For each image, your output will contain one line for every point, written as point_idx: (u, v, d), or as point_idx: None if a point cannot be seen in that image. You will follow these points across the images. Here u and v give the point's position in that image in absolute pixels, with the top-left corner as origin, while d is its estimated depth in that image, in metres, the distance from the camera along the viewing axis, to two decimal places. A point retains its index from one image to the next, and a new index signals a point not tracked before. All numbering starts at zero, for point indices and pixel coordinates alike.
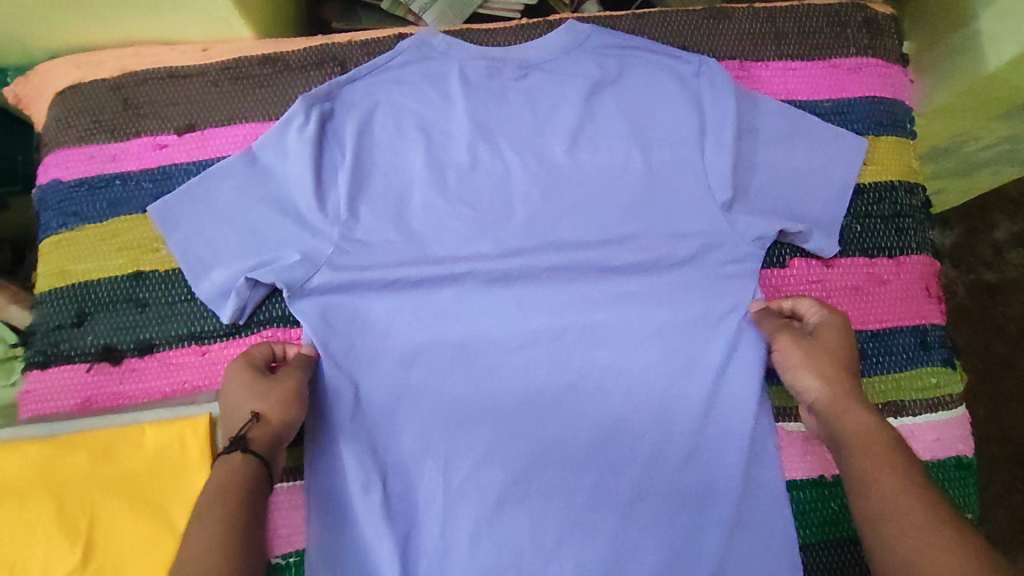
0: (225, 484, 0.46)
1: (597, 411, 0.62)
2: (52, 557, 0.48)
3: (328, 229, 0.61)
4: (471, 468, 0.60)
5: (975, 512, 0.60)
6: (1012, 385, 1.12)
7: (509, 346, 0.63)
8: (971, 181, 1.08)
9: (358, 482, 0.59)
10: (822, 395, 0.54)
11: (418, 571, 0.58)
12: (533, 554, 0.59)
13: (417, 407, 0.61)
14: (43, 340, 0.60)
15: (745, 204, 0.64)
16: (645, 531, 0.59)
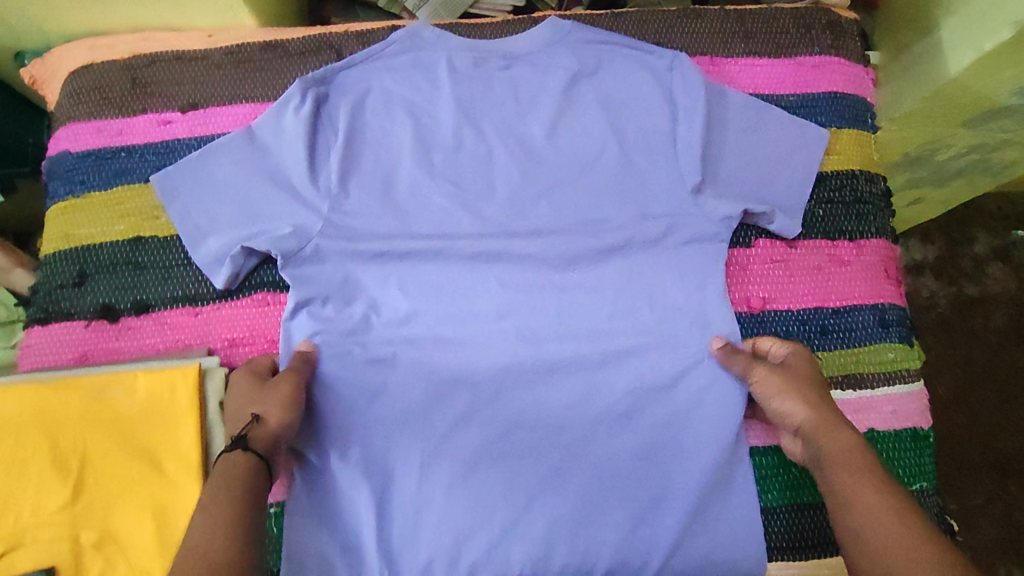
0: (227, 479, 0.47)
1: (571, 379, 0.65)
2: (43, 494, 0.51)
3: (319, 203, 0.65)
4: (451, 428, 0.63)
5: (931, 481, 0.62)
6: (993, 396, 1.18)
7: (489, 317, 0.67)
8: (944, 190, 1.14)
9: (338, 437, 0.62)
10: (804, 417, 0.55)
11: (393, 525, 0.61)
12: (506, 510, 0.61)
13: (401, 371, 0.64)
14: (44, 298, 0.62)
15: (714, 187, 0.67)
16: (614, 497, 0.62)
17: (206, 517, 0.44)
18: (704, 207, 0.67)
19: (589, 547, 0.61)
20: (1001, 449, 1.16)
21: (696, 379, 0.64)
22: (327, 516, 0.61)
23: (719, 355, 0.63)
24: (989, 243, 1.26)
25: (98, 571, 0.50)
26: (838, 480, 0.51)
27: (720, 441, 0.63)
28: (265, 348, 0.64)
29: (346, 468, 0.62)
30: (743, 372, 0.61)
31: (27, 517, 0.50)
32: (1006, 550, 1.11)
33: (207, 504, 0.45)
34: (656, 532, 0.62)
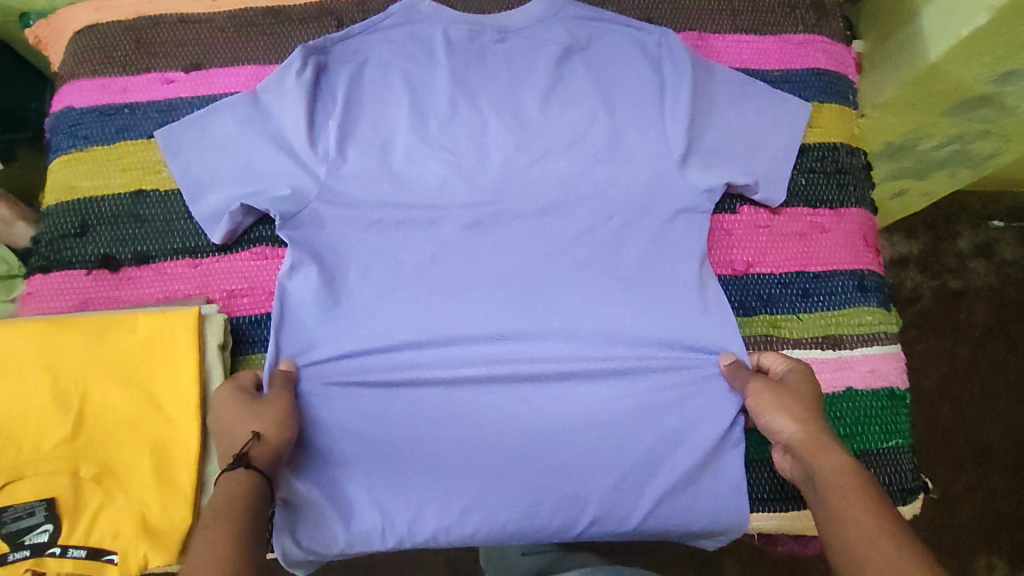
0: (230, 497, 0.46)
1: (563, 338, 0.67)
2: (45, 428, 0.52)
3: (316, 165, 0.67)
4: (447, 384, 0.65)
5: (906, 439, 0.64)
6: (975, 389, 1.27)
7: (485, 279, 0.68)
8: (927, 182, 1.18)
9: (335, 377, 0.64)
10: (797, 434, 0.54)
11: (387, 468, 0.63)
12: (501, 462, 0.64)
13: (394, 329, 0.66)
14: (46, 248, 0.64)
15: (700, 157, 0.70)
16: (604, 451, 0.64)
17: (211, 536, 0.43)
18: (691, 178, 0.69)
19: (577, 499, 0.63)
20: (982, 440, 1.25)
21: (682, 341, 0.66)
22: (323, 464, 0.63)
23: (728, 371, 0.64)
24: (972, 240, 1.34)
25: (97, 504, 0.51)
26: (827, 496, 0.49)
27: (704, 399, 0.65)
28: (264, 300, 0.66)
29: (342, 417, 0.64)
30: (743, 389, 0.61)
31: (30, 450, 0.52)
32: (985, 536, 1.20)
33: (210, 522, 0.44)
34: (641, 486, 0.64)
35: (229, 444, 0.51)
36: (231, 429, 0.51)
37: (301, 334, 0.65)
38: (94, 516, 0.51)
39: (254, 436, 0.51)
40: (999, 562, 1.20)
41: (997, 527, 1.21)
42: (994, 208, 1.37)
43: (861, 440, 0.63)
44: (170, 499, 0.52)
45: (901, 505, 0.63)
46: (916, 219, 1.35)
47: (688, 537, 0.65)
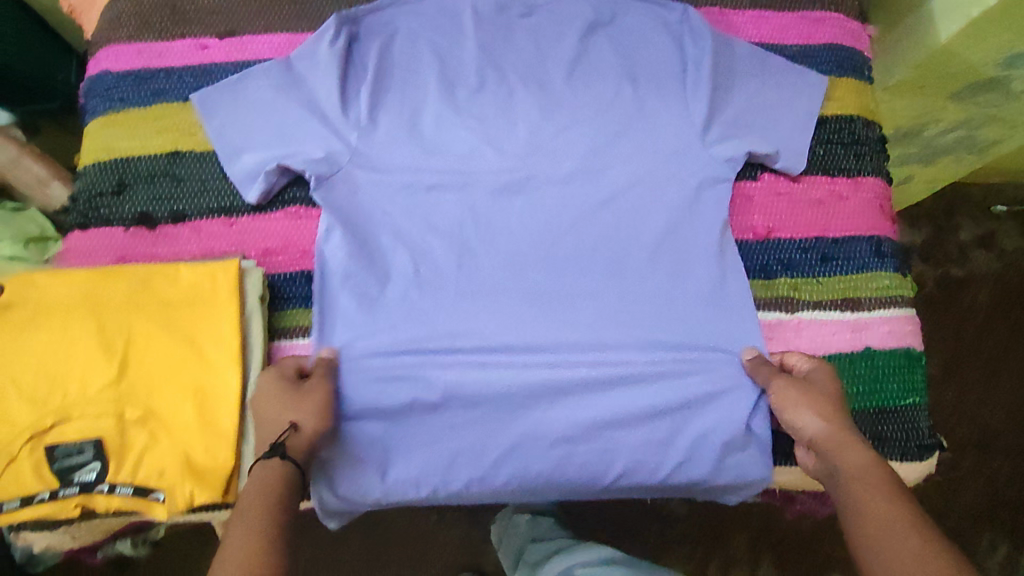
0: (261, 487, 0.48)
1: (591, 297, 0.69)
2: (91, 371, 0.54)
3: (349, 130, 0.69)
4: (484, 334, 0.67)
5: (923, 398, 0.66)
6: (976, 374, 1.30)
7: (514, 238, 0.70)
8: (932, 167, 1.21)
9: (369, 324, 0.66)
10: (821, 431, 0.56)
11: (418, 413, 0.65)
12: (529, 412, 0.66)
13: (425, 291, 0.68)
14: (84, 205, 0.65)
15: (722, 127, 0.72)
16: (630, 408, 0.66)
17: (244, 525, 0.46)
18: (711, 146, 0.71)
19: (605, 454, 0.65)
20: (984, 424, 1.28)
21: (703, 301, 0.68)
22: (358, 412, 0.65)
23: (750, 365, 0.64)
24: (973, 230, 1.38)
25: (143, 444, 0.53)
26: (847, 495, 0.52)
27: (728, 360, 0.66)
28: (297, 259, 0.67)
29: (375, 375, 0.65)
30: (766, 381, 0.62)
31: (76, 392, 0.53)
32: (986, 517, 1.24)
33: (243, 510, 0.47)
34: (666, 442, 0.66)
35: (267, 427, 0.53)
36: (271, 415, 0.53)
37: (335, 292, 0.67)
38: (140, 457, 0.53)
39: (292, 426, 0.52)
40: (1002, 544, 1.23)
41: (999, 509, 1.24)
42: (994, 200, 1.40)
43: (880, 398, 0.65)
44: (213, 441, 0.53)
45: (918, 462, 0.64)
46: (918, 210, 1.38)
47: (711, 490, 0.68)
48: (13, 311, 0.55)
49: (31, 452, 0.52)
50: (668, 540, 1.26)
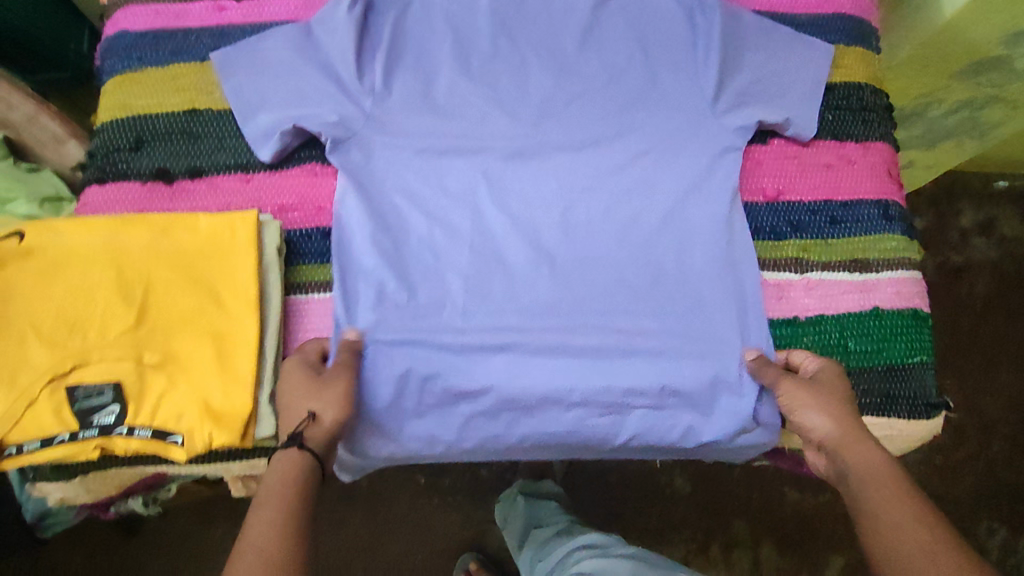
0: (283, 479, 0.48)
1: (607, 263, 0.69)
2: (110, 317, 0.54)
3: (363, 96, 0.69)
4: (505, 297, 0.68)
5: (930, 358, 0.66)
6: (975, 359, 1.31)
7: (530, 203, 0.71)
8: (934, 152, 1.22)
9: (391, 282, 0.67)
10: (831, 433, 0.55)
11: (439, 375, 0.65)
12: (548, 375, 0.66)
13: (440, 261, 0.68)
14: (102, 161, 0.66)
15: (732, 94, 0.72)
16: (642, 368, 0.66)
17: (266, 517, 0.47)
18: (721, 111, 0.72)
19: (615, 415, 0.67)
20: (982, 409, 1.29)
21: (714, 262, 0.68)
22: (379, 371, 0.64)
23: (751, 366, 0.65)
24: (974, 217, 1.39)
25: (161, 389, 0.54)
26: (863, 497, 0.52)
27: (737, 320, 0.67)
28: (313, 215, 0.68)
29: (388, 342, 0.65)
30: (772, 383, 0.61)
31: (96, 337, 0.54)
32: (985, 501, 1.25)
33: (265, 502, 0.47)
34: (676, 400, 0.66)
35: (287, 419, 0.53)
36: (292, 405, 0.54)
37: (349, 257, 0.67)
38: (158, 400, 0.53)
39: (311, 416, 0.52)
40: (1000, 527, 1.25)
41: (998, 493, 1.25)
42: (994, 188, 1.41)
43: (888, 357, 0.65)
44: (231, 385, 0.54)
45: (925, 419, 0.65)
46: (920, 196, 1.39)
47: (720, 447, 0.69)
48: (34, 260, 0.55)
49: (51, 395, 0.53)
50: (669, 521, 1.26)
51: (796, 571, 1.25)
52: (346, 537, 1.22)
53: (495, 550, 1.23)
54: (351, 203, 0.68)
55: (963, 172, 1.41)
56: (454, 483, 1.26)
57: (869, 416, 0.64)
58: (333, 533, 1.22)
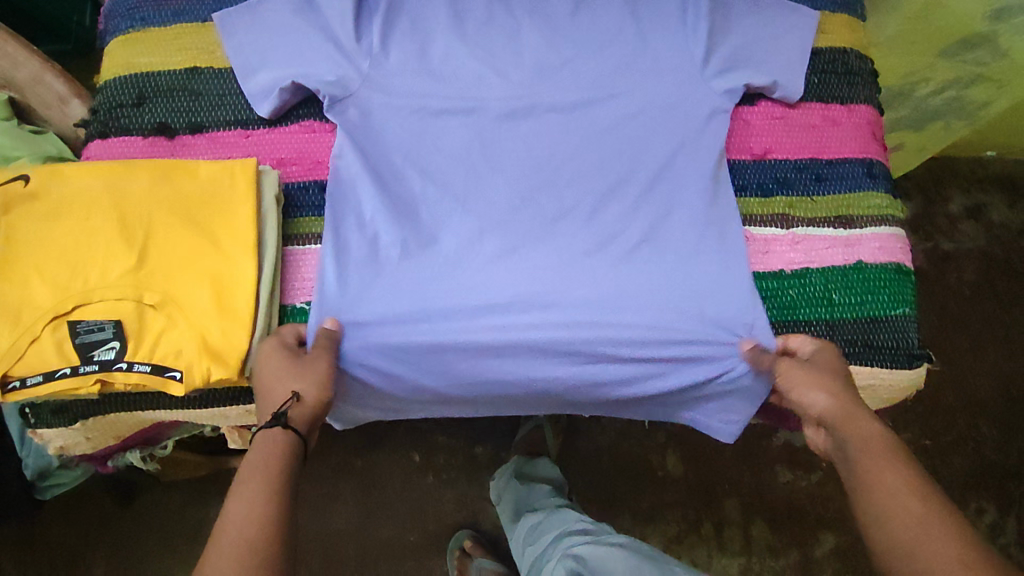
0: (266, 458, 0.49)
1: (599, 222, 0.70)
2: (112, 257, 0.55)
3: (360, 57, 0.71)
4: (496, 254, 0.68)
5: (912, 310, 0.68)
6: (962, 341, 1.33)
7: (522, 163, 0.72)
8: (924, 137, 1.18)
9: (388, 235, 0.68)
10: (830, 407, 0.58)
11: (434, 327, 0.66)
12: (541, 332, 0.66)
13: (432, 216, 0.70)
14: (105, 116, 0.68)
15: (721, 57, 0.74)
16: (631, 317, 0.67)
17: (244, 495, 0.47)
18: (710, 74, 0.73)
19: (603, 369, 0.68)
20: (970, 391, 1.31)
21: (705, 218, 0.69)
22: (376, 321, 0.66)
23: (749, 355, 0.65)
24: (962, 203, 1.41)
25: (161, 327, 0.55)
26: (861, 467, 0.54)
27: (728, 274, 0.68)
28: (311, 169, 0.70)
29: (377, 296, 0.66)
30: (770, 366, 0.64)
31: (97, 278, 0.55)
32: (973, 481, 1.27)
33: (246, 480, 0.48)
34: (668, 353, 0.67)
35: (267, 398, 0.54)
36: (271, 386, 0.53)
37: (344, 211, 0.69)
38: (158, 337, 0.55)
39: (294, 397, 0.53)
40: (989, 507, 1.26)
41: (986, 473, 1.27)
42: (982, 174, 1.43)
43: (871, 307, 0.67)
44: (229, 323, 0.55)
45: (907, 369, 0.67)
46: (909, 181, 1.41)
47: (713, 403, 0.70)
48: (39, 202, 0.57)
49: (54, 332, 0.54)
50: (662, 500, 1.27)
51: (788, 549, 1.26)
52: (340, 514, 1.22)
53: (490, 528, 1.24)
54: (349, 157, 0.69)
55: (951, 159, 1.43)
56: (448, 462, 1.26)
57: (851, 364, 0.66)
58: (327, 509, 1.22)
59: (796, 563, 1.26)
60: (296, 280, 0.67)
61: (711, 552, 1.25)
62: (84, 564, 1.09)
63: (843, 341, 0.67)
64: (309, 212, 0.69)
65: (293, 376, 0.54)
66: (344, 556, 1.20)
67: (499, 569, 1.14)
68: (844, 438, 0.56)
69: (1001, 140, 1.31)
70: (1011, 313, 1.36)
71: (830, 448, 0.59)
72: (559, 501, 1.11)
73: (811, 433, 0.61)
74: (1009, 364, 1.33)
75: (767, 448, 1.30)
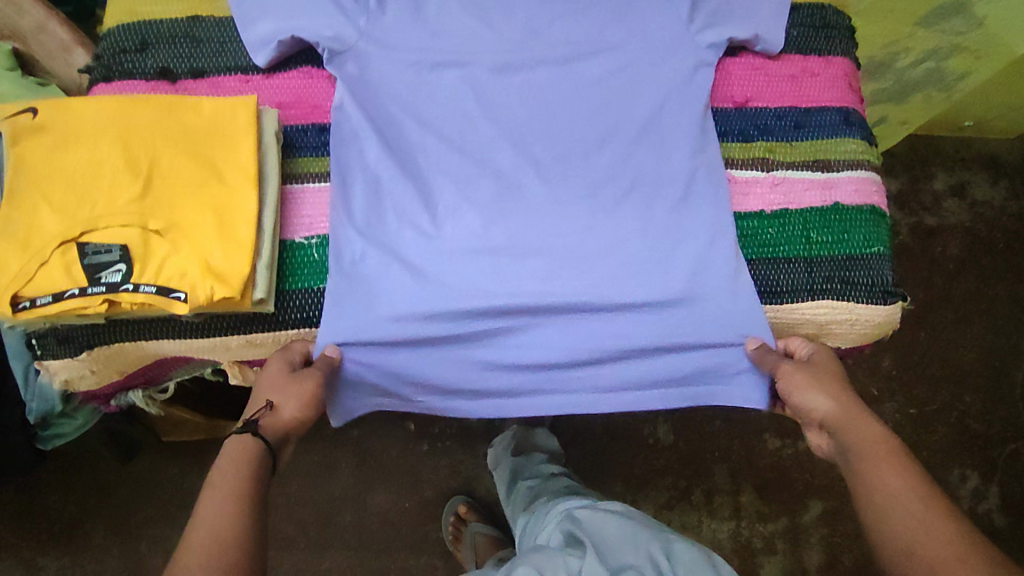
0: (234, 462, 0.55)
1: (591, 169, 0.73)
2: (117, 186, 0.58)
3: (357, 11, 0.73)
4: (490, 203, 0.71)
5: (886, 249, 0.72)
6: (948, 315, 1.35)
7: (517, 115, 0.74)
8: (907, 109, 1.21)
9: (391, 177, 0.72)
10: (829, 408, 0.61)
11: (429, 272, 0.69)
12: (536, 282, 0.70)
13: (431, 166, 0.72)
14: (108, 61, 0.70)
15: (706, 13, 0.76)
16: (618, 263, 0.70)
17: (215, 500, 0.53)
18: (696, 29, 0.76)
19: (589, 322, 0.72)
20: (955, 362, 1.33)
21: (692, 171, 0.72)
22: (378, 260, 0.69)
23: (755, 354, 0.69)
24: (946, 181, 1.41)
25: (165, 252, 0.57)
26: (867, 471, 0.56)
27: (709, 214, 0.72)
28: (308, 113, 0.73)
29: (380, 245, 0.70)
30: (772, 370, 0.66)
31: (103, 205, 0.57)
32: (957, 450, 1.30)
33: (217, 485, 0.54)
34: (662, 307, 0.71)
35: (252, 403, 0.62)
36: (258, 394, 0.62)
37: (351, 162, 0.72)
38: (162, 262, 0.57)
39: (267, 406, 0.60)
40: (971, 475, 1.30)
41: (969, 442, 1.30)
42: (966, 153, 1.43)
43: (847, 245, 0.71)
44: (231, 248, 0.57)
45: (883, 305, 0.70)
46: (895, 159, 1.41)
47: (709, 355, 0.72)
48: (46, 134, 0.59)
49: (63, 256, 0.56)
50: (654, 467, 1.26)
51: (777, 516, 1.26)
52: (334, 482, 1.22)
53: (484, 494, 1.24)
54: (349, 110, 0.72)
55: (934, 139, 1.43)
56: (443, 431, 1.25)
57: (829, 299, 0.70)
58: (321, 477, 1.22)
59: (784, 529, 1.26)
60: (296, 218, 0.70)
61: (701, 518, 1.25)
62: (85, 526, 1.11)
63: (821, 277, 0.70)
64: (308, 154, 0.72)
65: (278, 389, 0.62)
66: (339, 523, 1.20)
67: (494, 535, 1.13)
68: (847, 440, 0.59)
69: (985, 114, 1.30)
70: (994, 287, 1.38)
71: (834, 450, 0.61)
72: (558, 470, 1.07)
73: (815, 436, 0.64)
74: (992, 337, 1.35)
75: (757, 417, 1.29)
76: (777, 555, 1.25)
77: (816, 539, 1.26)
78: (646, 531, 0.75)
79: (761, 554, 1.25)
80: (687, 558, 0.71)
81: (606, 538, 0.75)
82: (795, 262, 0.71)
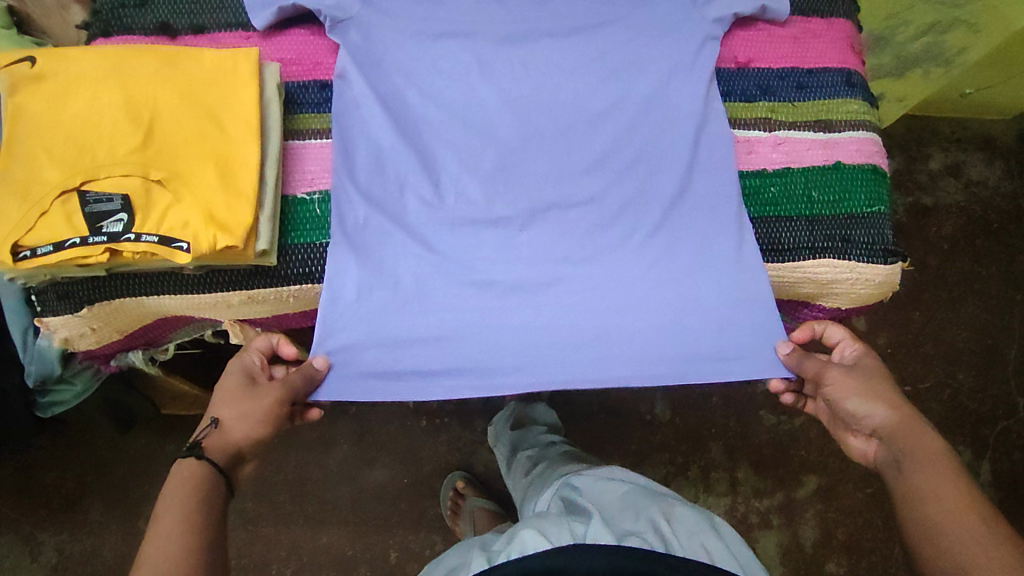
0: (179, 488, 0.52)
1: (594, 137, 0.73)
2: (119, 136, 0.57)
3: None
4: (491, 171, 0.72)
5: (886, 208, 0.72)
6: (942, 294, 1.36)
7: (520, 83, 0.74)
8: (906, 86, 1.18)
9: (392, 144, 0.72)
10: (887, 420, 0.59)
11: (433, 242, 0.70)
12: (541, 252, 0.71)
13: (433, 136, 0.72)
14: (106, 16, 0.70)
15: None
16: (616, 233, 0.71)
17: (162, 533, 0.49)
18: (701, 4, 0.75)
19: (593, 292, 0.70)
20: (950, 340, 1.34)
21: (696, 138, 0.73)
22: (382, 228, 0.70)
23: (788, 358, 0.69)
24: (942, 161, 1.41)
25: (168, 202, 0.57)
26: (922, 486, 0.54)
27: (709, 173, 0.72)
28: (310, 70, 0.72)
29: (385, 214, 0.70)
30: (816, 375, 0.65)
31: (104, 154, 0.57)
32: (951, 427, 1.30)
33: (162, 515, 0.50)
34: (662, 264, 0.71)
35: (204, 419, 0.59)
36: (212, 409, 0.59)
37: (352, 127, 0.71)
38: (165, 212, 0.56)
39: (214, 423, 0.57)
40: (964, 451, 1.30)
41: (962, 420, 1.31)
42: (961, 134, 1.43)
43: (848, 204, 0.71)
44: (234, 198, 0.57)
45: (883, 264, 0.70)
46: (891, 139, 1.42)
47: (718, 328, 0.70)
48: (46, 82, 0.58)
49: (63, 205, 0.56)
50: (651, 443, 1.26)
51: (773, 490, 1.25)
52: (331, 458, 1.21)
53: (483, 470, 1.23)
54: (350, 76, 0.71)
55: (931, 118, 1.43)
56: (442, 407, 1.25)
57: (830, 257, 0.70)
58: (320, 454, 1.21)
59: (781, 504, 1.25)
60: (298, 173, 0.69)
61: (697, 492, 1.24)
62: (83, 503, 1.11)
63: (822, 236, 0.70)
64: (310, 112, 0.71)
65: (232, 401, 0.59)
66: (337, 499, 1.20)
67: (493, 509, 1.11)
68: (902, 451, 0.56)
69: (983, 91, 1.30)
70: (989, 266, 1.38)
71: (883, 462, 0.59)
72: (556, 439, 1.07)
73: (861, 442, 0.62)
74: (985, 315, 1.36)
75: (755, 395, 1.28)
76: (773, 529, 1.24)
77: (811, 514, 1.25)
78: (643, 500, 0.72)
79: (757, 529, 1.24)
80: (688, 524, 0.68)
81: (608, 505, 0.72)
82: (798, 221, 0.71)
